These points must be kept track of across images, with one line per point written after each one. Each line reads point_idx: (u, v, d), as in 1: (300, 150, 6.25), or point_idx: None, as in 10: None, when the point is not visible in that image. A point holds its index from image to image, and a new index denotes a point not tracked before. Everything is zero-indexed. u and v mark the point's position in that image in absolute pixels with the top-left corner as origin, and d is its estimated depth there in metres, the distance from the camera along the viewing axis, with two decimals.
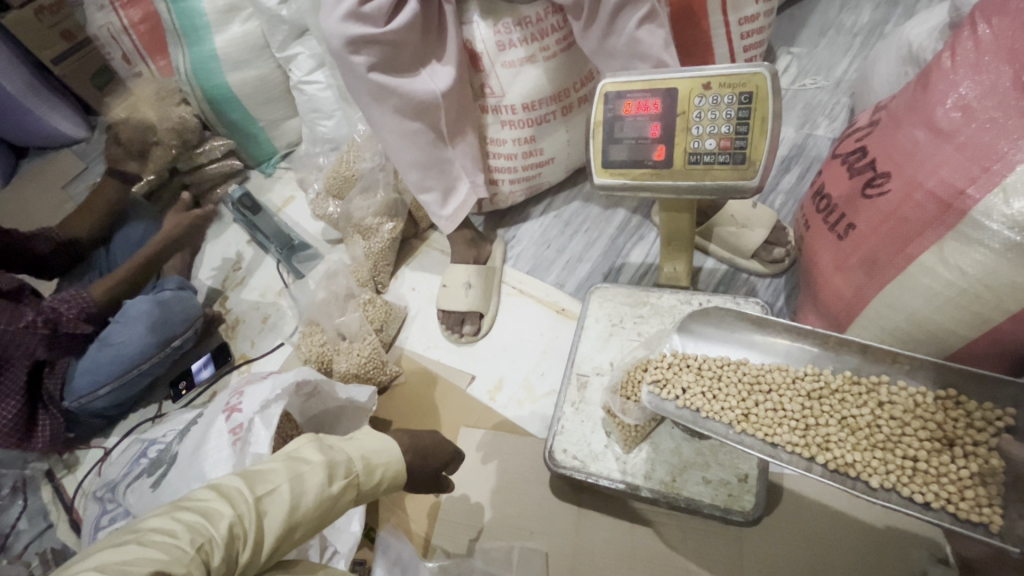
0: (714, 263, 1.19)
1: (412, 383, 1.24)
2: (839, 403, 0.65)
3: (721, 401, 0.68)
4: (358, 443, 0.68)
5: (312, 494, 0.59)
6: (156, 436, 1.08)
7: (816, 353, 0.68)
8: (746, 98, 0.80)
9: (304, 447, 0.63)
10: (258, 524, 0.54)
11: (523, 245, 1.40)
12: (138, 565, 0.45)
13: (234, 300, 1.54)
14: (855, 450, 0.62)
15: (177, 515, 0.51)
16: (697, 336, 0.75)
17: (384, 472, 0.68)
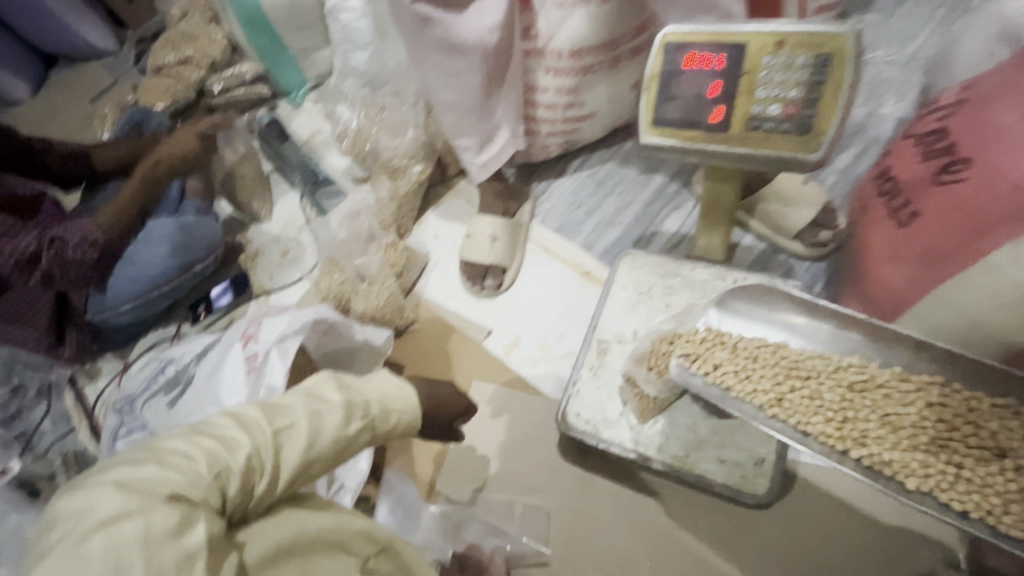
0: (752, 240, 1.13)
1: (428, 331, 1.23)
2: (882, 399, 0.61)
3: (753, 383, 0.65)
4: (376, 386, 0.68)
5: (330, 433, 0.58)
6: (173, 356, 1.10)
7: (859, 343, 0.66)
8: (823, 61, 0.73)
9: (323, 387, 0.63)
10: (276, 457, 0.53)
11: (553, 202, 1.35)
12: (156, 485, 0.44)
13: (256, 230, 1.52)
14: (894, 450, 0.58)
15: (195, 438, 0.50)
16: (735, 313, 0.73)
17: (400, 418, 0.68)
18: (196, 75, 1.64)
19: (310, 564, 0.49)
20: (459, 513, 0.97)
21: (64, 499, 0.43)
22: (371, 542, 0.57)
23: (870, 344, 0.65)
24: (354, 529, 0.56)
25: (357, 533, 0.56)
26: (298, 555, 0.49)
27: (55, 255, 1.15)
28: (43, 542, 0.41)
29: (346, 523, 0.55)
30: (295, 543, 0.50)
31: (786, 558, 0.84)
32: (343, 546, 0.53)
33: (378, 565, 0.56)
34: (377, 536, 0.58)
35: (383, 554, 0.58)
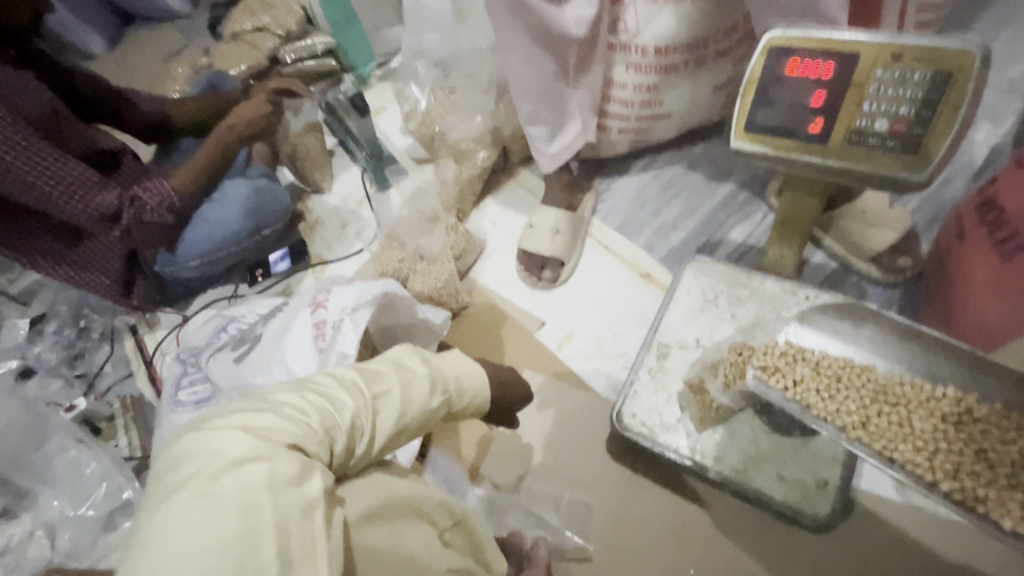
0: (822, 258, 1.11)
1: (482, 316, 1.24)
2: (980, 434, 0.60)
3: (837, 403, 0.64)
4: (452, 364, 0.70)
5: (418, 404, 0.60)
6: (236, 314, 1.14)
7: (952, 374, 0.64)
8: (940, 79, 0.70)
9: (405, 356, 0.66)
10: (374, 420, 0.54)
11: (616, 200, 1.34)
12: (276, 433, 0.45)
13: (316, 202, 1.55)
14: (989, 488, 0.56)
15: (302, 394, 0.51)
16: (814, 330, 0.72)
17: (472, 400, 0.70)
18: (272, 44, 1.68)
19: (399, 530, 0.52)
20: (503, 500, 0.99)
21: (186, 437, 0.43)
22: (448, 515, 0.59)
23: (963, 375, 0.64)
24: (436, 499, 0.57)
25: (438, 504, 0.58)
26: (391, 519, 0.51)
27: (134, 215, 1.19)
28: (166, 479, 0.41)
29: (430, 493, 0.57)
30: (389, 506, 0.52)
31: None
32: (426, 515, 0.56)
33: (452, 538, 0.60)
34: (454, 509, 0.59)
35: (456, 528, 0.61)
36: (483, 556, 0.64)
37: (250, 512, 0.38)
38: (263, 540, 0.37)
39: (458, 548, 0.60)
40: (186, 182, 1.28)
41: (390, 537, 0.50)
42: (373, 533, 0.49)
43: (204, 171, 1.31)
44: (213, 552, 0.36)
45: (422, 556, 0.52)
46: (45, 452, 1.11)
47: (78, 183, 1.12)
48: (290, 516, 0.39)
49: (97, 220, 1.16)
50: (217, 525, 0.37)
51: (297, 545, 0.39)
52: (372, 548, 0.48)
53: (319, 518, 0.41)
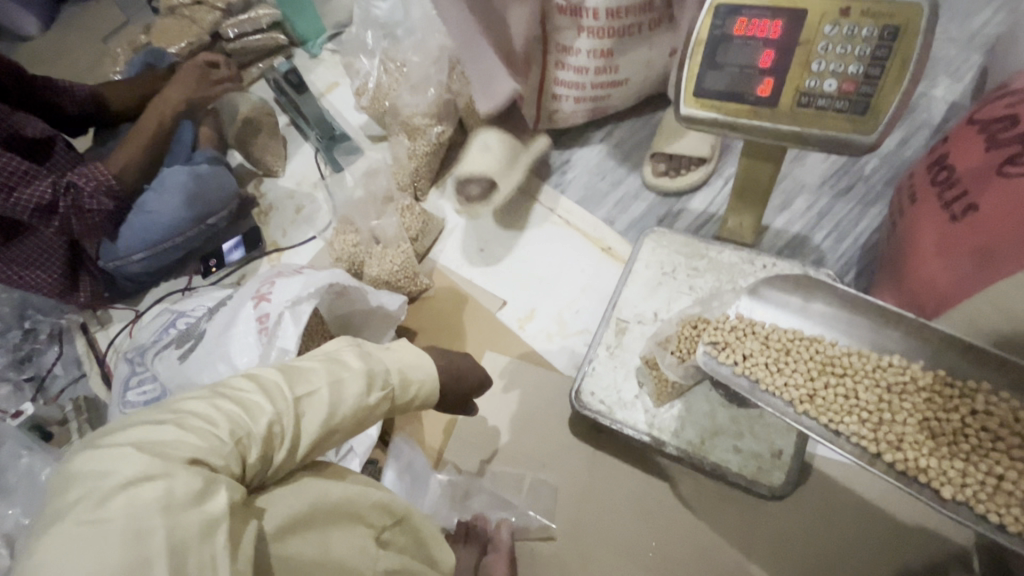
0: (784, 224, 1.10)
1: (442, 298, 1.21)
2: (923, 403, 0.62)
3: (785, 378, 0.66)
4: (397, 356, 0.68)
5: (352, 401, 0.60)
6: (185, 309, 1.09)
7: (899, 343, 0.65)
8: (890, 33, 0.67)
9: (342, 351, 0.64)
10: (297, 424, 0.55)
11: (576, 171, 1.30)
12: (177, 449, 0.45)
13: (267, 186, 1.48)
14: (931, 456, 0.58)
15: (216, 402, 0.51)
16: (765, 302, 0.72)
17: (418, 390, 0.68)
18: (211, 17, 1.57)
19: (326, 536, 0.54)
20: (466, 484, 0.98)
21: (81, 456, 0.44)
22: (386, 515, 0.61)
23: (910, 344, 0.64)
24: (371, 501, 0.59)
25: (374, 505, 0.60)
26: (317, 526, 0.53)
27: (71, 204, 1.12)
28: (61, 497, 0.42)
29: (365, 494, 0.59)
30: (314, 514, 0.53)
31: (795, 546, 0.85)
32: (359, 517, 0.58)
33: (391, 536, 0.62)
34: (393, 508, 0.62)
35: (397, 525, 0.63)
36: (427, 551, 0.67)
37: (141, 538, 0.39)
38: (154, 563, 0.38)
39: (399, 546, 0.64)
40: (117, 168, 1.21)
41: (314, 544, 0.52)
42: (296, 542, 0.51)
43: (137, 156, 1.24)
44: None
45: (352, 558, 0.55)
46: None
47: (8, 173, 1.05)
48: (187, 538, 0.40)
49: (32, 214, 1.09)
50: (102, 553, 0.38)
51: (195, 566, 0.40)
52: (293, 557, 0.50)
53: (222, 536, 0.42)
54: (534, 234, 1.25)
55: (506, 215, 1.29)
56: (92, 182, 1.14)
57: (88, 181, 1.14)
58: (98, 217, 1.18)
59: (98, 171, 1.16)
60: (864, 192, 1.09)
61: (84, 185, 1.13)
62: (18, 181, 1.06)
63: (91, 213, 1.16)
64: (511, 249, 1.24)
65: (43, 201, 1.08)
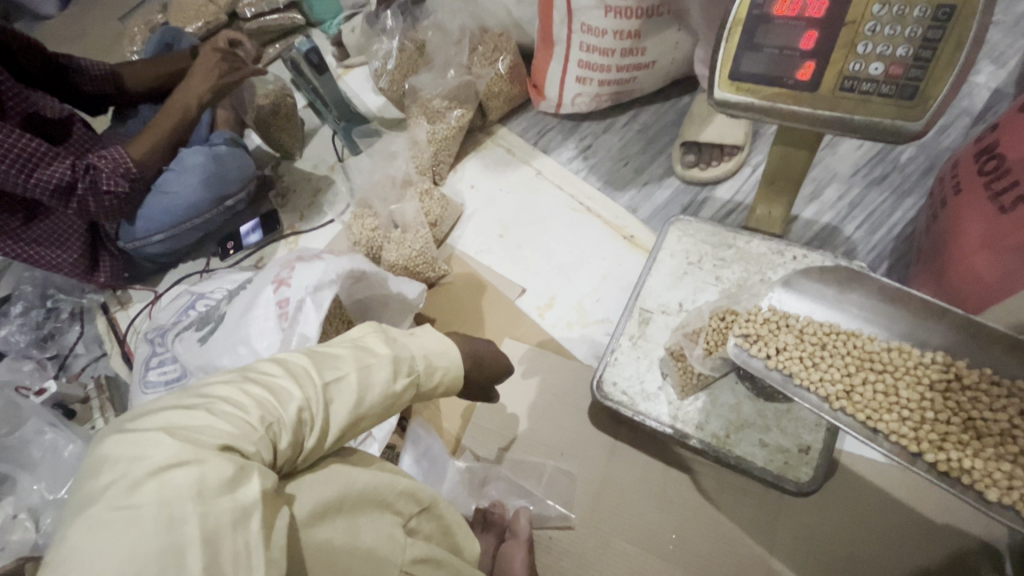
0: (813, 214, 1.07)
1: (461, 285, 1.20)
2: (968, 401, 0.59)
3: (821, 372, 0.64)
4: (421, 342, 0.67)
5: (379, 389, 0.59)
6: (205, 291, 1.09)
7: (940, 339, 0.63)
8: (943, 13, 0.63)
9: (368, 336, 0.64)
10: (326, 410, 0.54)
11: (598, 157, 1.28)
12: (208, 435, 0.44)
13: (285, 169, 1.48)
14: (977, 457, 0.56)
15: (245, 387, 0.51)
16: (799, 294, 0.70)
17: (443, 376, 0.67)
18: None
19: (355, 523, 0.54)
20: (484, 471, 0.98)
21: (110, 440, 0.44)
22: (413, 502, 0.61)
23: (951, 338, 0.63)
24: (398, 489, 0.59)
25: (401, 493, 0.60)
26: (346, 513, 0.54)
27: (90, 185, 1.12)
28: (91, 482, 0.42)
29: (391, 482, 0.59)
30: (343, 502, 0.54)
31: (819, 543, 0.84)
32: (387, 504, 0.58)
33: (418, 524, 0.62)
34: (419, 496, 0.62)
35: (423, 513, 0.63)
36: (453, 539, 0.66)
37: (174, 525, 0.38)
38: (188, 549, 0.38)
39: (426, 533, 0.63)
40: (141, 152, 1.19)
41: (345, 531, 0.53)
42: (326, 530, 0.51)
43: (162, 140, 1.22)
44: (135, 562, 0.36)
45: (383, 545, 0.55)
46: (19, 436, 1.07)
47: (27, 154, 1.04)
48: (221, 526, 0.40)
49: (52, 194, 1.09)
50: (136, 539, 0.37)
51: (229, 554, 0.39)
52: (324, 545, 0.50)
53: (255, 525, 0.41)
54: (554, 220, 1.23)
55: (527, 201, 1.27)
56: (110, 164, 1.13)
57: (107, 164, 1.13)
58: (116, 200, 1.17)
59: (117, 154, 1.15)
60: (899, 182, 1.06)
61: (103, 168, 1.13)
62: (39, 161, 1.06)
63: (110, 195, 1.15)
64: (532, 235, 1.22)
65: (63, 182, 1.08)
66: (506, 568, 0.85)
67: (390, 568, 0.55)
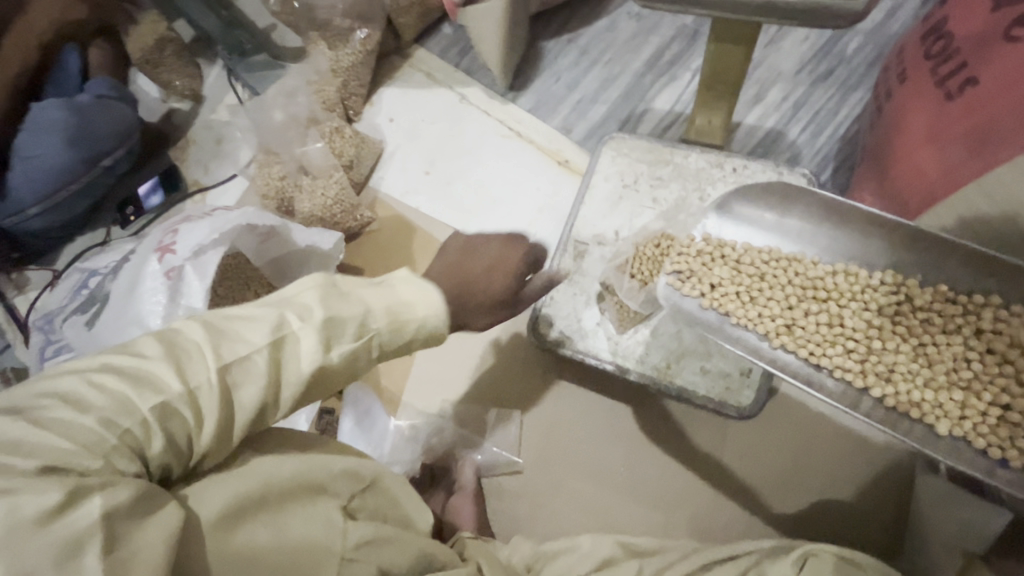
0: (756, 119, 0.99)
1: (388, 232, 1.09)
2: (910, 324, 0.65)
3: (761, 308, 0.68)
4: (385, 291, 0.56)
5: (302, 367, 0.50)
6: (97, 266, 0.94)
7: (883, 259, 0.67)
8: None
9: (304, 293, 0.53)
10: (223, 399, 0.46)
11: (527, 75, 1.14)
12: (32, 453, 0.38)
13: (184, 118, 1.28)
14: (918, 384, 0.62)
15: (94, 380, 0.42)
16: (736, 219, 0.72)
17: (416, 329, 0.56)
18: None
19: (282, 517, 0.49)
20: (429, 425, 0.94)
21: None
22: (354, 481, 0.56)
23: (892, 257, 0.66)
24: (333, 470, 0.54)
25: (337, 474, 0.55)
26: (269, 508, 0.49)
27: None
28: None
29: (324, 464, 0.54)
30: (263, 497, 0.49)
31: (765, 460, 0.84)
32: (321, 488, 0.53)
33: (361, 504, 0.57)
34: (359, 474, 0.57)
35: (368, 491, 0.58)
36: (401, 512, 0.61)
37: None
38: None
39: (371, 511, 0.58)
40: None
41: (267, 528, 0.48)
42: (246, 530, 0.47)
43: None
44: None
45: (316, 535, 0.50)
46: None
47: None
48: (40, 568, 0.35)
49: None
50: None
51: None
52: (246, 549, 0.46)
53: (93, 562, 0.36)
54: (483, 150, 1.12)
55: (452, 131, 1.14)
56: None
57: None
58: None
59: None
60: (845, 76, 0.98)
61: None
62: None
63: None
64: (461, 169, 1.11)
65: None
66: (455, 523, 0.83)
67: (327, 558, 0.50)
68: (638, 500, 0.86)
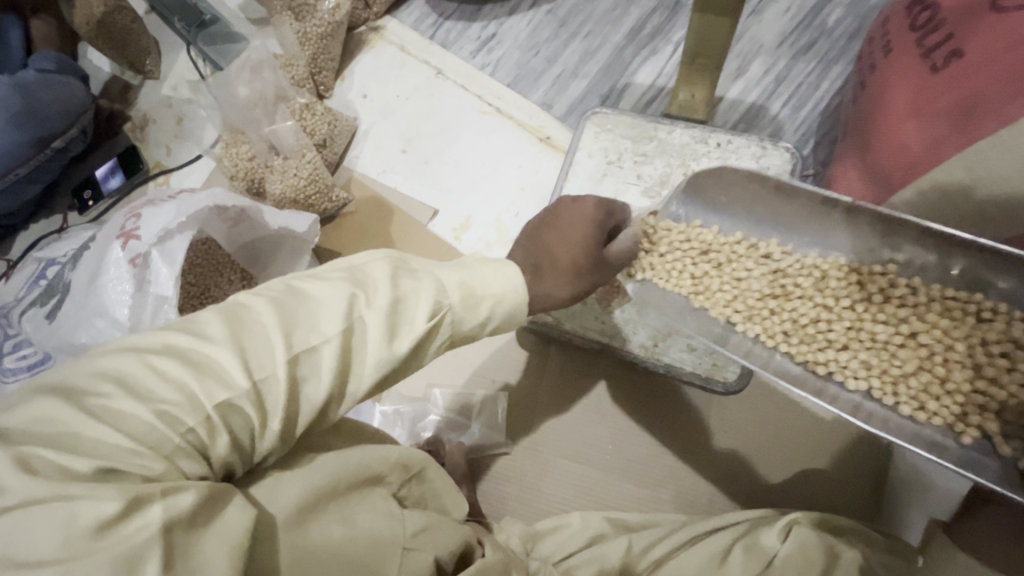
0: (738, 93, 0.98)
1: (366, 213, 1.06)
2: (849, 299, 0.66)
3: (704, 285, 0.71)
4: (461, 268, 0.53)
5: (370, 356, 0.47)
6: (54, 255, 0.88)
7: (827, 237, 0.68)
8: None
9: (373, 268, 0.50)
10: (293, 391, 0.44)
11: (505, 48, 1.11)
12: (103, 445, 0.36)
13: (139, 95, 1.21)
14: (851, 354, 0.64)
15: (150, 364, 0.40)
16: (697, 202, 0.73)
17: (493, 307, 0.53)
18: None
19: (348, 508, 0.49)
20: (415, 410, 0.93)
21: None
22: (405, 471, 0.56)
23: (838, 234, 0.67)
24: (391, 460, 0.54)
25: (394, 464, 0.55)
26: (340, 501, 0.48)
27: None
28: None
29: (383, 453, 0.54)
30: (331, 489, 0.48)
31: (751, 434, 0.86)
32: (377, 478, 0.53)
33: (409, 492, 0.57)
34: (411, 463, 0.57)
35: (413, 480, 0.57)
36: (440, 500, 0.61)
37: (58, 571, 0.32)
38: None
39: (418, 500, 0.58)
40: None
41: (341, 520, 0.47)
42: (321, 522, 0.46)
43: None
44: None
45: (383, 522, 0.50)
46: None
47: None
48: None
49: None
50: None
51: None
52: (321, 542, 0.45)
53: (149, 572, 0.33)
54: (461, 127, 1.08)
55: (428, 107, 1.10)
56: None
57: None
58: None
59: None
60: (827, 49, 0.97)
61: None
62: None
63: None
64: (440, 147, 1.08)
65: None
66: None
67: (394, 548, 0.50)
68: (625, 477, 0.87)
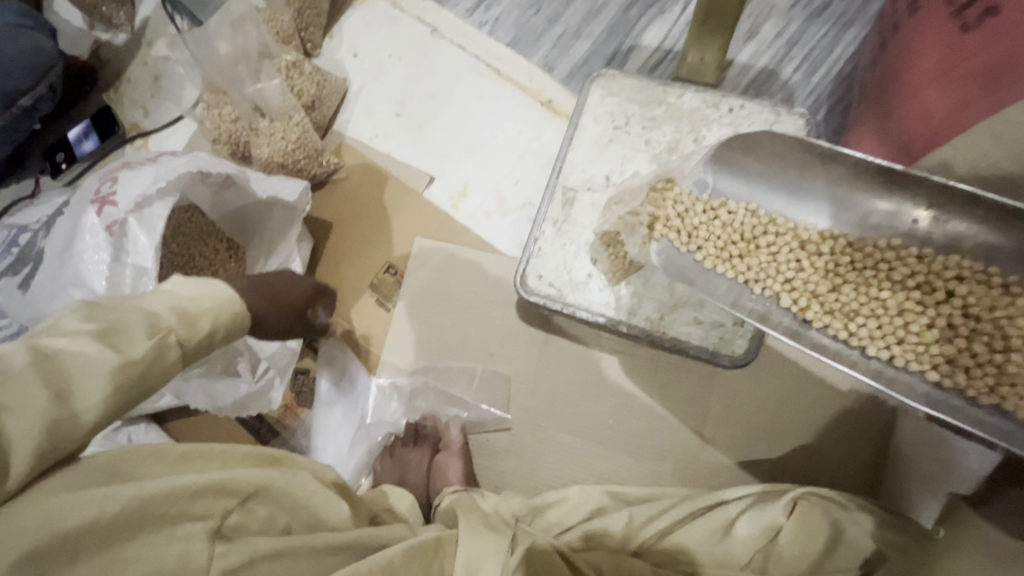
0: (749, 57, 0.94)
1: (357, 180, 1.01)
2: (870, 269, 0.64)
3: (725, 251, 0.68)
4: (164, 295, 0.51)
5: (99, 375, 0.43)
6: (24, 222, 0.83)
7: (856, 210, 0.64)
8: None
9: (67, 320, 0.46)
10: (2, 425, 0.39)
11: (504, 6, 1.04)
12: None
13: (114, 51, 1.13)
14: (872, 322, 0.62)
15: None
16: (729, 170, 0.68)
17: (213, 320, 0.52)
18: None
19: (121, 557, 0.42)
20: (410, 383, 0.92)
21: None
22: (226, 495, 0.48)
23: (864, 205, 0.64)
24: (195, 488, 0.46)
25: (200, 492, 0.46)
26: (106, 549, 0.41)
27: None
28: None
29: (179, 483, 0.45)
30: (89, 540, 0.40)
31: (753, 409, 0.85)
32: (179, 515, 0.45)
33: (242, 519, 0.49)
34: (229, 487, 0.48)
35: (248, 502, 0.50)
36: (308, 510, 0.53)
37: None
38: None
39: (262, 522, 0.51)
40: None
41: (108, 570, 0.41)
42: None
43: None
44: None
45: (176, 566, 0.44)
46: None
47: None
48: None
49: None
50: None
51: None
52: None
53: None
54: (457, 89, 1.03)
55: (424, 68, 1.04)
56: None
57: None
58: None
59: None
60: (841, 11, 0.93)
61: None
62: None
63: None
64: (436, 110, 1.03)
65: None
66: (442, 480, 0.82)
67: None
68: (625, 451, 0.86)
